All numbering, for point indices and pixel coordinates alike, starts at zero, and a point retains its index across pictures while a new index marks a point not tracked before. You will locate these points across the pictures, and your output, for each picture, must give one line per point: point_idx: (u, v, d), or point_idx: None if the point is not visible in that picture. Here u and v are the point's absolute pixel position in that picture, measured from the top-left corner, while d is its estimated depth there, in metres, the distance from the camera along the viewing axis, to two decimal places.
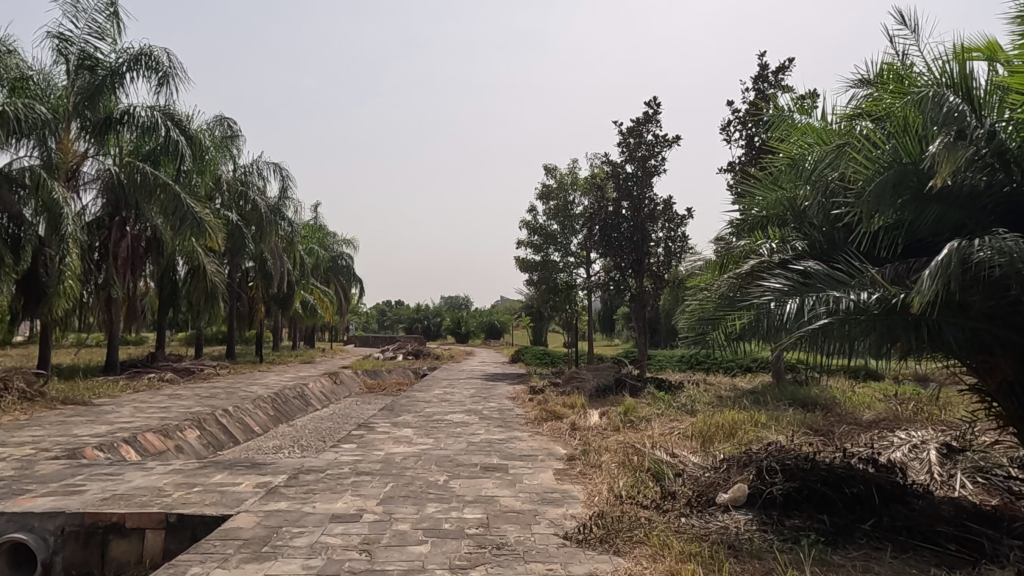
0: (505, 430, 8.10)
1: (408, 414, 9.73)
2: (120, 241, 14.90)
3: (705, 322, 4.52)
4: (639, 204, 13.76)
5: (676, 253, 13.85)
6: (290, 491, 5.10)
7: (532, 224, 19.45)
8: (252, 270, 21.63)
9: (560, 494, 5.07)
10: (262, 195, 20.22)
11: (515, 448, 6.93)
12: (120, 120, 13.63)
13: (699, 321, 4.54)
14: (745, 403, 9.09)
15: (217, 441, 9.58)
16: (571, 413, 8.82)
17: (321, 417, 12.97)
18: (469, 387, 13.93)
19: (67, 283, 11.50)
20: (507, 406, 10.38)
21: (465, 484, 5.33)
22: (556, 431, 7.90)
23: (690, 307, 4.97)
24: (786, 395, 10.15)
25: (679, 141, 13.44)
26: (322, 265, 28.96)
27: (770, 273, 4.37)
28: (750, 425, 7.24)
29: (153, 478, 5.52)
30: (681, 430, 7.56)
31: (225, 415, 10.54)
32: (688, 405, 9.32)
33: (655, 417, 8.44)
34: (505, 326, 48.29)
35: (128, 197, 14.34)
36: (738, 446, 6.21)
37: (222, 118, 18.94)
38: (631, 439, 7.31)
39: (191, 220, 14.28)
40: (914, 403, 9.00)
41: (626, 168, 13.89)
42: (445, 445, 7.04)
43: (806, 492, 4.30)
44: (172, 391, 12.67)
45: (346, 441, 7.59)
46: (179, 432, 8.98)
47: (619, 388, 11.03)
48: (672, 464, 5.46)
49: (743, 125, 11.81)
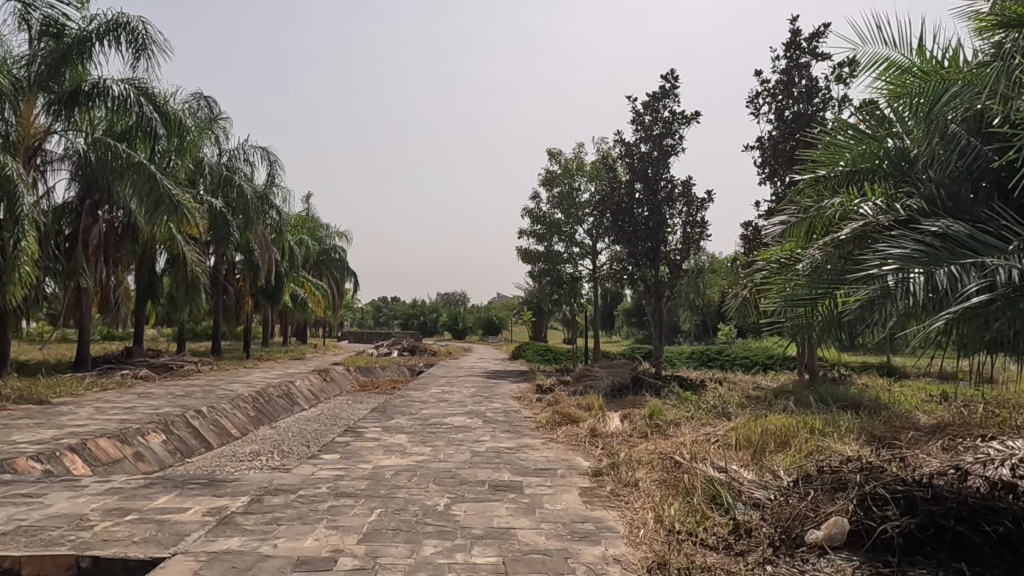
0: (514, 437, 6.98)
1: (402, 416, 8.61)
2: (90, 227, 13.65)
3: (799, 299, 3.56)
4: (653, 186, 12.70)
5: (696, 241, 12.70)
6: (248, 522, 3.98)
7: (534, 213, 18.38)
8: (241, 262, 20.61)
9: (594, 526, 3.99)
10: (249, 182, 19.08)
11: (530, 460, 5.81)
12: (89, 93, 12.41)
13: (793, 298, 3.57)
14: (787, 404, 7.96)
15: (186, 446, 8.46)
16: (588, 417, 7.72)
17: (307, 418, 11.84)
18: (468, 386, 12.85)
19: (24, 269, 10.25)
20: (513, 408, 9.29)
21: (472, 511, 4.23)
22: (574, 439, 6.82)
23: (776, 284, 4.00)
24: (827, 395, 8.99)
25: (698, 117, 12.35)
26: (313, 257, 27.83)
27: (887, 237, 3.37)
28: (807, 432, 6.13)
29: (79, 502, 4.39)
30: (721, 438, 6.47)
31: (196, 417, 9.42)
32: (719, 407, 8.21)
33: (686, 422, 7.35)
34: (503, 322, 46.97)
35: (99, 177, 13.18)
36: (802, 463, 5.12)
37: (202, 97, 17.75)
38: (664, 449, 6.23)
39: (168, 204, 13.04)
40: (980, 407, 7.90)
41: (640, 147, 12.79)
42: (445, 456, 5.92)
43: (932, 531, 3.21)
44: (143, 390, 11.55)
45: (328, 450, 6.47)
46: (139, 438, 7.85)
47: (637, 387, 9.91)
48: (730, 486, 4.39)
49: (774, 97, 10.70)
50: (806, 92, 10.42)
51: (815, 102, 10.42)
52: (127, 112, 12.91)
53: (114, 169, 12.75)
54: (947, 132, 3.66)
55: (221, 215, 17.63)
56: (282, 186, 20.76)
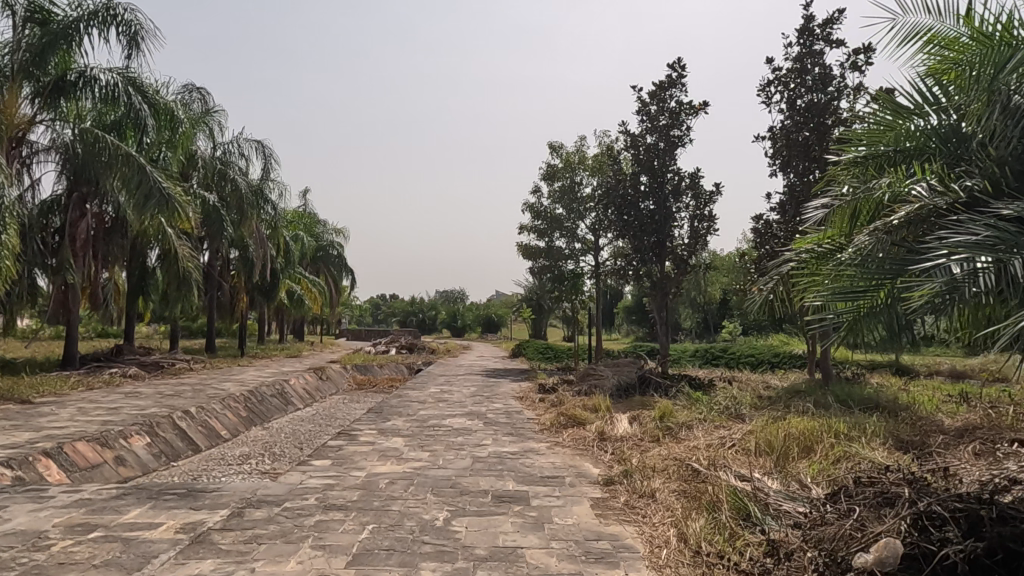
0: (517, 441, 6.58)
1: (399, 417, 8.21)
2: (78, 221, 13.30)
3: (843, 295, 3.38)
4: (658, 178, 12.28)
5: (704, 235, 12.28)
6: (225, 541, 3.57)
7: (534, 208, 17.98)
8: (236, 260, 20.25)
9: (610, 544, 3.60)
10: (243, 176, 18.64)
11: (535, 468, 5.40)
12: (76, 83, 12.09)
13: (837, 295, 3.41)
14: (804, 406, 7.55)
15: (172, 449, 8.04)
16: (595, 419, 7.31)
17: (302, 418, 11.42)
18: (468, 386, 12.42)
19: (5, 263, 9.82)
20: (515, 408, 8.90)
21: (475, 526, 3.84)
22: (581, 443, 6.42)
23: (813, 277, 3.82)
24: (844, 395, 8.58)
25: (706, 108, 11.94)
26: (310, 254, 27.40)
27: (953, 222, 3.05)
28: (831, 437, 5.73)
29: (41, 516, 3.99)
30: (738, 443, 6.08)
31: (184, 418, 9.02)
32: (732, 409, 7.81)
33: (698, 425, 6.98)
34: (503, 319, 45.04)
35: (87, 170, 12.78)
36: (833, 475, 4.74)
37: (194, 88, 17.26)
38: (678, 454, 5.85)
39: (158, 198, 12.65)
40: (1007, 409, 7.49)
41: (646, 139, 12.39)
42: (444, 462, 5.51)
43: (1002, 557, 2.81)
44: (132, 389, 11.13)
45: (318, 455, 6.05)
46: (122, 441, 7.45)
47: (644, 387, 9.49)
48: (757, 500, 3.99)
49: (785, 86, 10.29)
50: (819, 80, 10.01)
51: (829, 90, 10.01)
52: (115, 105, 12.53)
53: (101, 161, 12.27)
54: (1010, 105, 3.20)
55: (214, 210, 17.28)
56: (278, 181, 20.34)
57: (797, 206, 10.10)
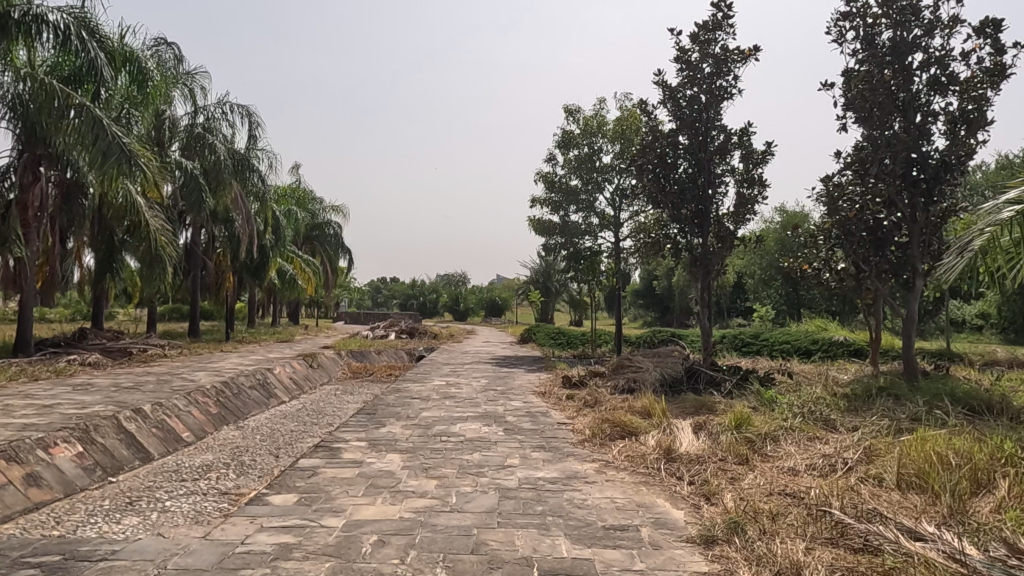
0: (554, 460, 4.92)
1: (395, 423, 6.49)
2: (31, 186, 11.57)
3: None
4: (701, 137, 10.65)
5: (751, 200, 10.55)
6: None
7: (549, 178, 16.25)
8: (221, 235, 18.45)
9: None
10: (226, 142, 16.73)
11: (591, 510, 3.73)
12: (23, 23, 10.32)
13: None
14: (920, 410, 5.91)
15: (112, 460, 6.32)
16: (649, 428, 5.68)
17: (283, 415, 9.74)
18: (477, 377, 10.77)
19: None
20: (538, 409, 7.25)
21: None
22: (643, 464, 4.76)
23: None
24: (949, 393, 6.93)
25: (756, 53, 10.19)
26: (303, 233, 25.64)
27: None
28: (1008, 465, 4.02)
29: None
30: (865, 468, 4.40)
31: (133, 420, 7.32)
32: (821, 414, 6.13)
33: (789, 437, 5.33)
34: (506, 303, 43.87)
35: (38, 124, 11.01)
36: None
37: (165, 40, 15.28)
38: (791, 484, 4.20)
39: (119, 153, 10.60)
40: None
41: (686, 92, 10.65)
42: (458, 502, 3.80)
43: None
44: (84, 381, 9.45)
45: (283, 483, 4.36)
46: (39, 452, 5.74)
47: (692, 382, 7.86)
48: None
49: (867, 20, 8.51)
50: (907, 11, 8.23)
51: (921, 24, 8.24)
52: (70, 53, 10.73)
53: (52, 114, 10.53)
54: None
55: (192, 177, 15.42)
56: (267, 150, 18.50)
57: (879, 163, 8.38)
